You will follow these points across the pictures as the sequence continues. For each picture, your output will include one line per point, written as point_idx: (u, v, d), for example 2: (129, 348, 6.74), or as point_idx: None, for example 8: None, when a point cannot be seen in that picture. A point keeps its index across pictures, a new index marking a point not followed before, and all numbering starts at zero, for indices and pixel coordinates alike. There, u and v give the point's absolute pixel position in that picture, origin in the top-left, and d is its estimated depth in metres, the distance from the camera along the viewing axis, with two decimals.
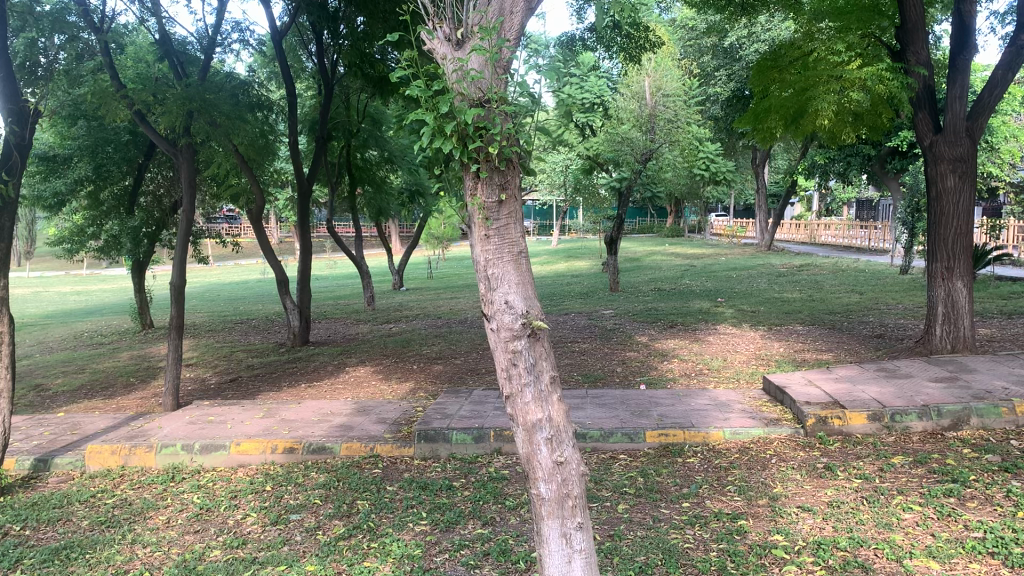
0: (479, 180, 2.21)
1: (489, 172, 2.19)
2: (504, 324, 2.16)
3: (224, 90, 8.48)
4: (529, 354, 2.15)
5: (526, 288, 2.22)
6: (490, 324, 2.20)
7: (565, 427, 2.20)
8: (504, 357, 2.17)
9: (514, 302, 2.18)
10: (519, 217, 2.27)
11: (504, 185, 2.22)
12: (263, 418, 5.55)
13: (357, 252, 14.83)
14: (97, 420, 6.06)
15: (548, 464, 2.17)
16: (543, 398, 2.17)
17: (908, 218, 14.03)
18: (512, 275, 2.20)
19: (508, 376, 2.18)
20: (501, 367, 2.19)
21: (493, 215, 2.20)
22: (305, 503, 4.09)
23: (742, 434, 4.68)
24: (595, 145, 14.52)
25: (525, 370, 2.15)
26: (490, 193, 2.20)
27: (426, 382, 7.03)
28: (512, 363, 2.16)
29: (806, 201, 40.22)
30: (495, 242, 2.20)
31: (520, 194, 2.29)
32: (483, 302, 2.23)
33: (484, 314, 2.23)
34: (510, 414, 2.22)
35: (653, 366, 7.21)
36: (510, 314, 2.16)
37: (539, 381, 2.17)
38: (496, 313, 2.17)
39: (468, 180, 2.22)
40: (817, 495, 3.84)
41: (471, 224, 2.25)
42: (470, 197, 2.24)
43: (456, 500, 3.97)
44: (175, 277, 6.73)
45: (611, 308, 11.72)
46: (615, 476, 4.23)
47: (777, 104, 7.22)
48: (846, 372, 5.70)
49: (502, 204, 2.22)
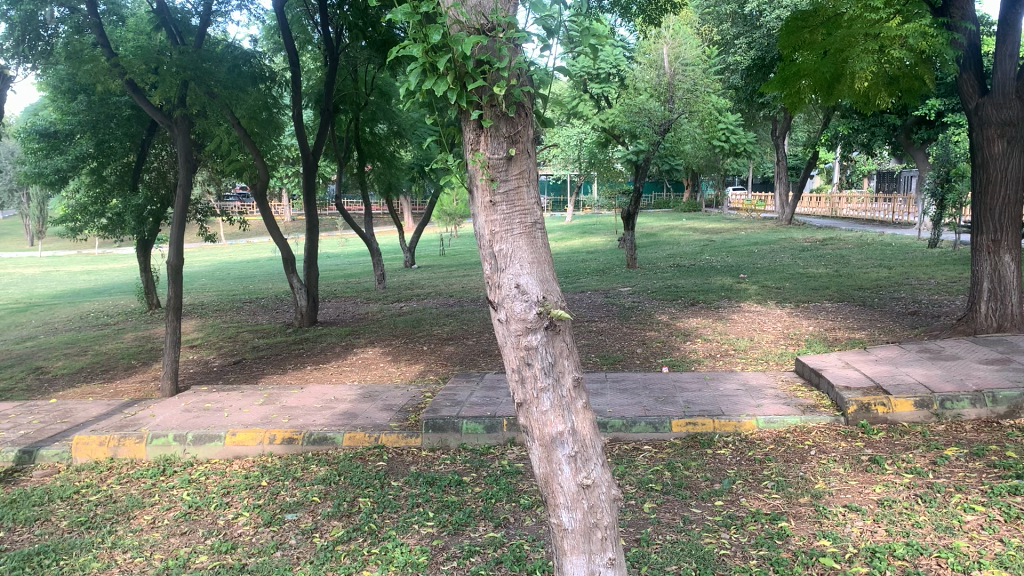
0: (482, 128, 1.87)
1: (493, 120, 1.84)
2: (514, 317, 1.81)
3: (223, 60, 8.19)
4: (547, 353, 1.81)
5: (543, 271, 1.86)
6: (498, 315, 1.86)
7: (592, 442, 1.86)
8: (516, 358, 1.84)
9: (529, 286, 1.83)
10: (534, 179, 1.92)
11: (513, 138, 1.86)
12: (262, 404, 5.24)
13: (367, 229, 14.45)
14: (89, 406, 5.78)
15: (572, 488, 1.84)
16: (565, 407, 1.83)
17: (937, 189, 13.42)
18: (524, 251, 1.85)
19: (520, 381, 1.84)
20: (512, 368, 1.85)
21: (500, 175, 1.85)
22: (303, 500, 3.76)
23: (777, 422, 4.31)
24: (611, 117, 13.84)
25: (542, 373, 1.82)
26: (497, 150, 1.85)
27: (436, 364, 6.69)
28: (526, 362, 1.82)
29: (826, 174, 39.46)
30: (503, 209, 1.85)
31: (535, 148, 1.94)
32: (490, 284, 1.88)
33: (491, 301, 1.88)
34: (524, 425, 1.89)
35: (675, 346, 6.83)
36: (522, 302, 1.81)
37: (560, 386, 1.83)
38: (505, 300, 1.83)
39: (469, 133, 1.89)
40: (864, 493, 3.46)
41: (473, 186, 1.91)
42: (471, 150, 1.90)
43: (466, 498, 3.63)
44: (172, 255, 6.41)
45: (629, 285, 11.33)
46: (640, 470, 3.88)
47: (809, 69, 6.74)
48: (886, 353, 5.30)
49: (510, 163, 1.86)
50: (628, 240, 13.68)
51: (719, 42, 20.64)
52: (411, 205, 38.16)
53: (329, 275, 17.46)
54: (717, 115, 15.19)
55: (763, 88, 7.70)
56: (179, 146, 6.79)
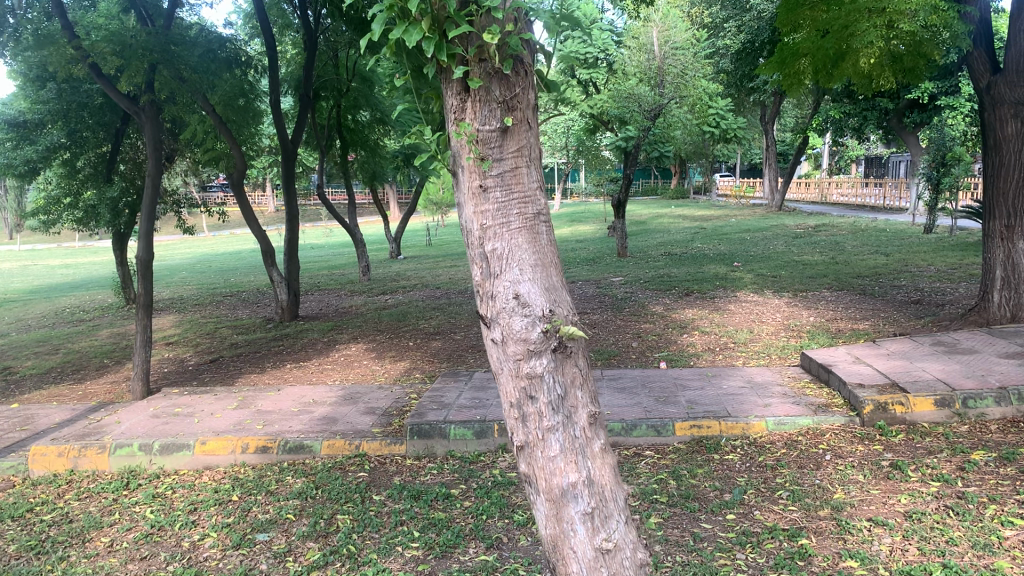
0: (469, 91, 1.77)
1: (484, 81, 1.74)
2: (513, 344, 1.71)
3: (195, 44, 7.86)
4: (555, 382, 1.70)
5: (547, 277, 1.75)
6: (492, 334, 1.74)
7: (610, 494, 1.74)
8: (516, 389, 1.72)
9: (530, 296, 1.71)
10: (533, 156, 1.82)
11: (507, 103, 1.75)
12: (236, 409, 4.92)
13: (350, 220, 13.99)
14: (53, 411, 5.43)
15: (587, 550, 1.72)
16: (578, 452, 1.71)
17: (932, 172, 13.15)
18: (522, 249, 1.75)
19: (523, 420, 1.73)
20: (513, 402, 1.74)
21: (493, 151, 1.75)
22: (276, 518, 3.44)
23: (788, 424, 4.02)
24: (600, 103, 13.51)
25: (550, 407, 1.71)
26: (492, 119, 1.75)
27: (422, 361, 6.36)
28: (528, 394, 1.71)
29: (814, 159, 39.34)
30: (498, 194, 1.75)
31: (535, 118, 1.83)
32: (482, 294, 1.78)
33: (484, 316, 1.77)
34: (528, 474, 1.77)
35: (672, 339, 6.53)
36: (523, 319, 1.70)
37: (572, 424, 1.71)
38: (502, 313, 1.71)
39: (455, 101, 1.79)
40: (888, 504, 3.18)
41: (461, 165, 1.81)
42: (455, 119, 1.80)
43: (454, 515, 3.32)
44: (141, 251, 6.04)
45: (620, 275, 11.01)
46: (642, 479, 3.59)
47: (812, 47, 6.42)
48: (896, 346, 5.02)
49: (507, 136, 1.76)
50: (618, 228, 13.33)
51: (709, 25, 20.33)
52: (395, 194, 37.75)
53: (314, 267, 17.09)
54: (708, 100, 14.86)
55: (759, 70, 7.41)
56: (148, 134, 6.42)
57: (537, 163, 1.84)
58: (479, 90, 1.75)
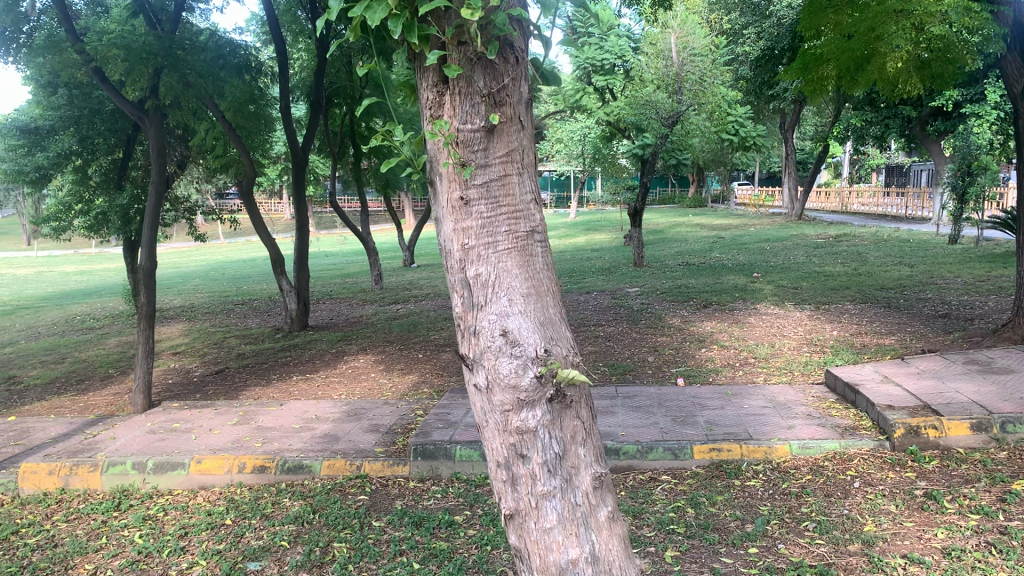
0: (448, 83, 1.65)
1: (465, 69, 1.62)
2: (500, 392, 1.63)
3: (204, 48, 7.71)
4: (552, 440, 1.63)
5: (540, 311, 1.66)
6: (476, 379, 1.67)
7: (612, 563, 1.68)
8: (505, 446, 1.65)
9: (519, 334, 1.63)
10: (524, 160, 1.70)
11: (493, 99, 1.63)
12: (236, 425, 4.74)
13: (363, 228, 13.76)
14: (51, 425, 5.28)
15: None
16: (578, 521, 1.64)
17: (957, 182, 12.83)
18: (510, 277, 1.65)
19: (514, 484, 1.66)
20: (501, 461, 1.67)
21: (477, 154, 1.63)
22: (269, 546, 3.25)
23: (813, 448, 3.80)
24: (616, 110, 13.28)
25: (546, 469, 1.63)
26: (477, 116, 1.63)
27: (431, 375, 6.16)
28: (519, 453, 1.64)
29: (834, 166, 38.99)
30: (482, 208, 1.63)
31: (525, 116, 1.71)
32: (465, 328, 1.69)
33: (466, 356, 1.69)
34: (518, 543, 1.69)
35: (690, 354, 6.31)
36: (512, 361, 1.62)
37: (571, 489, 1.65)
38: (487, 354, 1.63)
39: (432, 97, 1.67)
40: (924, 539, 2.94)
41: (439, 177, 1.69)
42: (432, 115, 1.68)
43: (457, 545, 3.11)
44: (144, 259, 5.89)
45: (636, 285, 10.79)
46: (659, 507, 3.37)
47: (839, 51, 6.14)
48: (927, 364, 4.77)
49: (493, 135, 1.64)
50: (635, 237, 13.10)
51: (728, 31, 20.07)
52: (410, 202, 37.68)
53: (327, 275, 16.95)
54: (727, 108, 14.61)
55: (781, 75, 7.11)
56: (152, 140, 6.27)
57: (528, 168, 1.72)
58: (460, 81, 1.63)
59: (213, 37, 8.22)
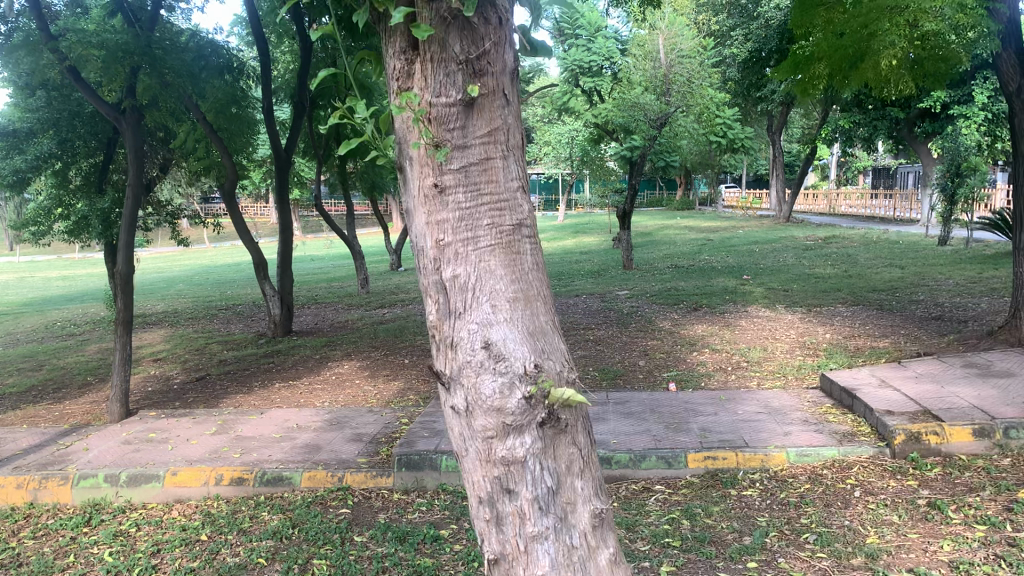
0: (418, 49, 1.51)
1: (438, 30, 1.49)
2: (482, 415, 1.49)
3: (184, 49, 7.53)
4: (543, 473, 1.50)
5: (527, 318, 1.53)
6: (454, 401, 1.53)
7: None
8: (488, 479, 1.52)
9: (505, 347, 1.49)
10: (508, 141, 1.56)
11: (473, 70, 1.50)
12: (214, 434, 4.58)
13: (349, 232, 13.54)
14: (23, 435, 5.10)
15: None
16: (572, 562, 1.51)
17: (946, 184, 12.77)
18: (493, 277, 1.51)
19: (499, 524, 1.52)
20: (483, 496, 1.53)
21: (453, 133, 1.50)
22: (245, 563, 3.09)
23: (811, 456, 3.68)
24: (604, 112, 13.16)
25: (537, 504, 1.50)
26: (452, 87, 1.49)
27: (417, 381, 6.01)
28: (504, 488, 1.50)
29: (821, 168, 39.16)
30: (460, 196, 1.50)
31: (509, 90, 1.58)
32: (440, 340, 1.55)
33: (442, 373, 1.55)
34: None
35: (681, 358, 6.18)
36: (496, 379, 1.48)
37: (567, 528, 1.52)
38: (468, 369, 1.50)
39: (403, 66, 1.54)
40: (930, 552, 2.82)
41: (412, 165, 1.55)
42: (399, 88, 1.55)
43: (442, 561, 2.97)
44: (121, 264, 5.66)
45: (626, 288, 10.70)
46: (653, 519, 3.24)
47: (831, 48, 5.98)
48: (925, 367, 4.66)
49: (472, 110, 1.50)
50: (624, 239, 12.97)
51: (716, 32, 20.02)
52: (398, 205, 37.50)
53: (314, 279, 16.74)
54: (715, 110, 14.54)
55: (770, 76, 6.96)
56: (130, 142, 6.08)
57: (514, 150, 1.58)
58: (432, 46, 1.49)
59: (194, 36, 8.05)
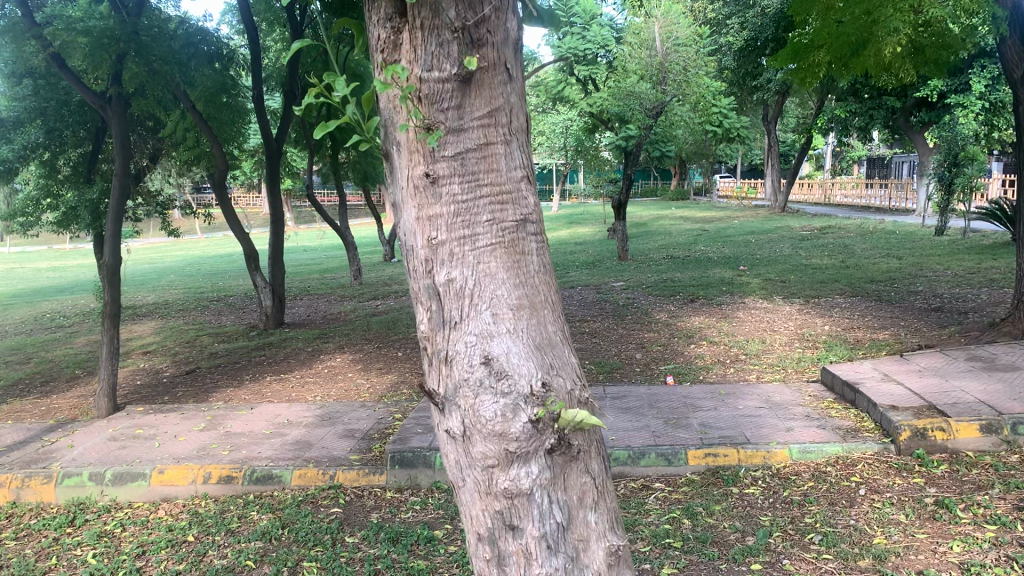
0: (407, 16, 1.41)
1: None
2: (482, 439, 1.39)
3: (172, 35, 7.37)
4: (552, 506, 1.40)
5: (530, 326, 1.43)
6: (450, 424, 1.43)
7: None
8: (489, 514, 1.42)
9: (507, 363, 1.39)
10: (510, 123, 1.46)
11: (470, 44, 1.40)
12: (202, 430, 4.48)
13: (342, 223, 13.40)
14: (7, 431, 4.98)
15: None
16: None
17: (943, 173, 12.66)
18: (494, 280, 1.41)
19: (501, 564, 1.43)
20: (484, 531, 1.44)
21: (447, 114, 1.39)
22: (232, 565, 2.99)
23: (814, 452, 3.59)
24: (600, 101, 13.03)
25: (544, 542, 1.40)
26: (447, 60, 1.38)
27: (410, 374, 5.91)
28: (508, 523, 1.41)
29: (816, 158, 39.04)
30: (455, 186, 1.40)
31: (511, 64, 1.47)
32: (433, 352, 1.45)
33: (436, 391, 1.45)
34: None
35: (679, 350, 6.09)
36: (497, 400, 1.38)
37: (578, 567, 1.43)
38: (466, 384, 1.40)
39: (389, 35, 1.43)
40: (939, 553, 2.73)
41: (402, 153, 1.44)
42: (385, 59, 1.44)
43: (437, 563, 2.87)
44: (107, 255, 5.41)
45: (621, 279, 10.59)
46: (653, 519, 3.15)
47: (831, 34, 5.85)
48: (929, 360, 4.58)
49: (470, 86, 1.40)
50: (619, 230, 12.82)
51: (711, 21, 19.86)
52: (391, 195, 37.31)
53: (306, 270, 16.61)
54: (711, 99, 14.41)
55: (768, 63, 6.83)
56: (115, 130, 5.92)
57: (516, 134, 1.48)
58: (423, 11, 1.38)
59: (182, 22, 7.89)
